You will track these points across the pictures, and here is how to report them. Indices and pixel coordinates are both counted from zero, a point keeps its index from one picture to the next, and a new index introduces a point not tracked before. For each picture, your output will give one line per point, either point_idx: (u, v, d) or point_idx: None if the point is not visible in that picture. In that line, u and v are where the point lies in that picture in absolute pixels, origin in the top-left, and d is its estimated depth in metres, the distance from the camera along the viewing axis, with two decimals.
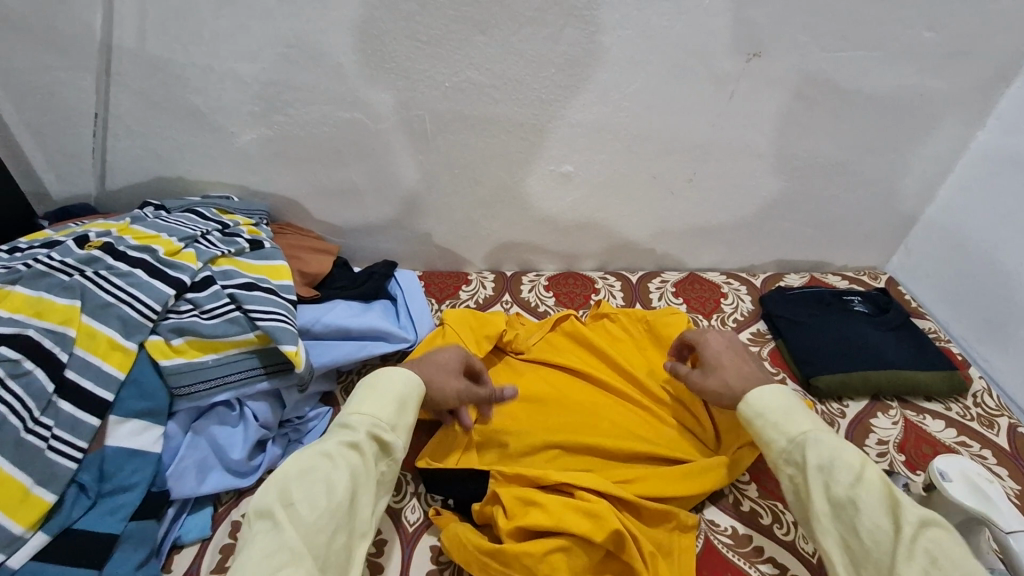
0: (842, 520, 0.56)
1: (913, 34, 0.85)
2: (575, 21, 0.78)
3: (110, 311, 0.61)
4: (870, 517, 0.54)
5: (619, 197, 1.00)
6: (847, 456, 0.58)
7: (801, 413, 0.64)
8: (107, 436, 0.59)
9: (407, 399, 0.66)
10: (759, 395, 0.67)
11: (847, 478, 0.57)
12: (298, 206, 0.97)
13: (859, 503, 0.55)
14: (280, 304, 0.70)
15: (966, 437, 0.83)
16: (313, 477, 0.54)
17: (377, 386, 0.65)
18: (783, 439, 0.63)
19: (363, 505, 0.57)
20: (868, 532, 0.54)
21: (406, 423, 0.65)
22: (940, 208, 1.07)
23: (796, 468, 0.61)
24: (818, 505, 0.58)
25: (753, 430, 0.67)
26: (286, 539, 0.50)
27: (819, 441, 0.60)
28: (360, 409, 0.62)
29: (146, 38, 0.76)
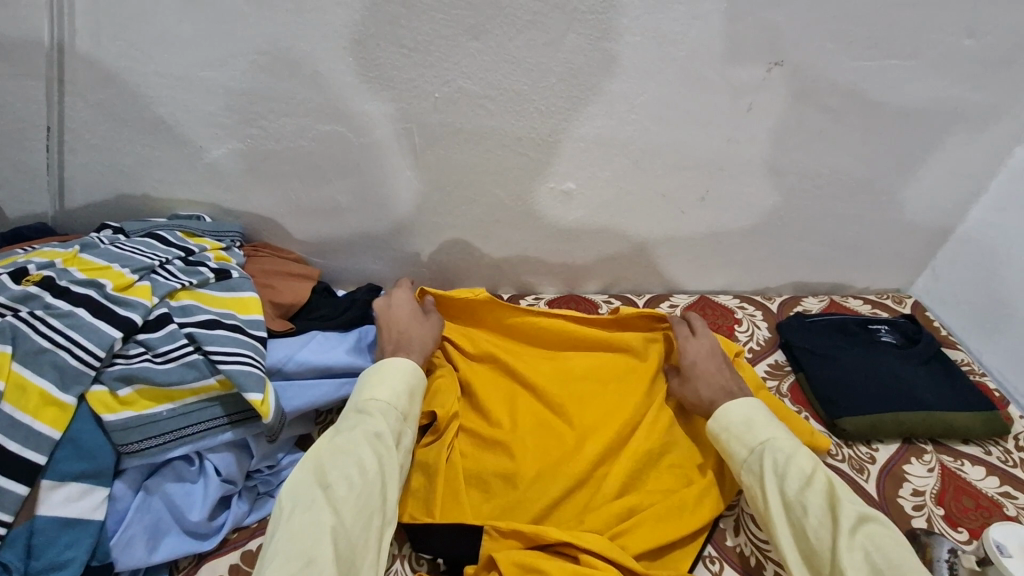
0: (793, 522, 0.59)
1: (951, 40, 0.77)
2: (579, 26, 0.70)
3: (44, 358, 0.53)
4: (817, 518, 0.57)
5: (626, 216, 0.93)
6: (800, 462, 0.61)
7: (762, 422, 0.67)
8: (38, 505, 0.52)
9: (416, 388, 0.67)
10: (726, 410, 0.68)
11: (796, 482, 0.60)
12: (276, 226, 0.89)
13: (807, 506, 0.58)
14: (246, 344, 0.62)
15: (1010, 488, 0.75)
16: (344, 461, 0.57)
17: (387, 373, 0.66)
18: (743, 449, 0.66)
19: (390, 495, 0.59)
20: (816, 535, 0.57)
21: (416, 410, 0.67)
22: (973, 228, 0.99)
23: (754, 477, 0.63)
24: (774, 510, 0.60)
25: (718, 443, 0.69)
26: (319, 518, 0.52)
27: (776, 449, 0.63)
28: (374, 396, 0.64)
29: (102, 44, 0.69)
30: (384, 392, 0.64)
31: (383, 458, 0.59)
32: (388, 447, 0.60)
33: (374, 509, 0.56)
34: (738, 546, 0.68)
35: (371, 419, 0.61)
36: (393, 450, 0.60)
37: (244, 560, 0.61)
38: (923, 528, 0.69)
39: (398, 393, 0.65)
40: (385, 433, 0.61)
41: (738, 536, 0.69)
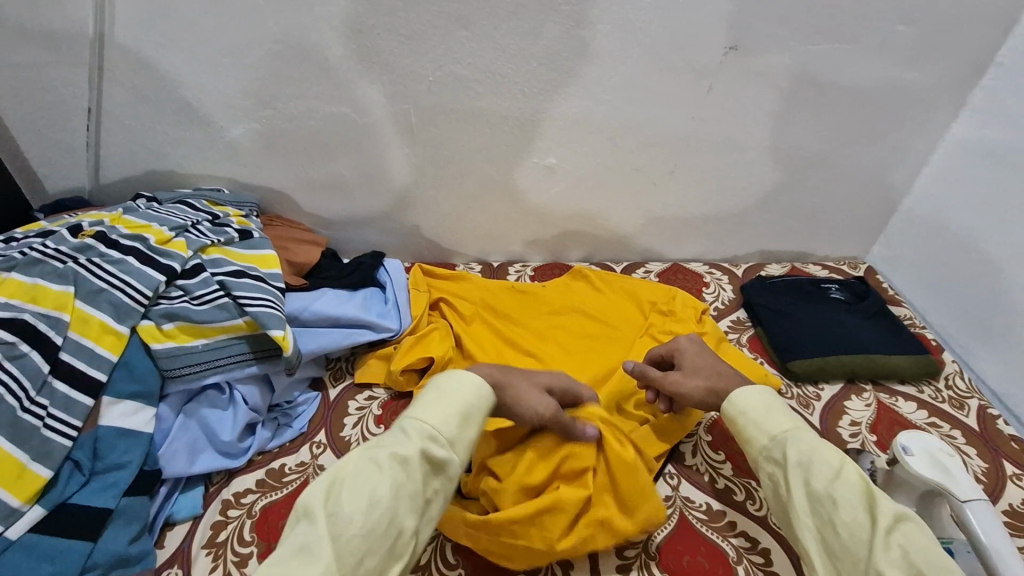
0: (819, 515, 0.57)
1: (886, 27, 0.87)
2: (555, 17, 0.80)
3: (102, 297, 0.64)
4: (848, 513, 0.55)
5: (602, 189, 1.03)
6: (826, 455, 0.60)
7: (781, 413, 0.67)
8: (101, 416, 0.62)
9: (471, 412, 0.61)
10: (743, 396, 0.70)
11: (825, 474, 0.59)
12: (287, 199, 0.99)
13: (837, 499, 0.57)
14: (268, 291, 0.72)
15: (937, 418, 0.85)
16: (358, 489, 0.53)
17: (443, 394, 0.62)
18: (764, 436, 0.66)
19: (408, 526, 0.53)
20: (846, 530, 0.55)
21: (467, 437, 0.60)
22: (918, 199, 1.10)
23: (775, 465, 0.63)
24: (797, 501, 0.59)
25: (735, 427, 0.69)
26: (315, 555, 0.48)
27: (799, 438, 0.63)
28: (423, 418, 0.59)
29: (138, 35, 0.79)
30: (432, 414, 0.59)
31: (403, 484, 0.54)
32: (412, 477, 0.55)
33: (377, 547, 0.51)
34: (695, 465, 0.78)
35: (406, 440, 0.57)
36: (416, 478, 0.55)
37: (269, 475, 0.71)
38: (856, 449, 0.80)
39: (448, 416, 0.60)
40: (415, 458, 0.56)
41: (696, 457, 0.79)
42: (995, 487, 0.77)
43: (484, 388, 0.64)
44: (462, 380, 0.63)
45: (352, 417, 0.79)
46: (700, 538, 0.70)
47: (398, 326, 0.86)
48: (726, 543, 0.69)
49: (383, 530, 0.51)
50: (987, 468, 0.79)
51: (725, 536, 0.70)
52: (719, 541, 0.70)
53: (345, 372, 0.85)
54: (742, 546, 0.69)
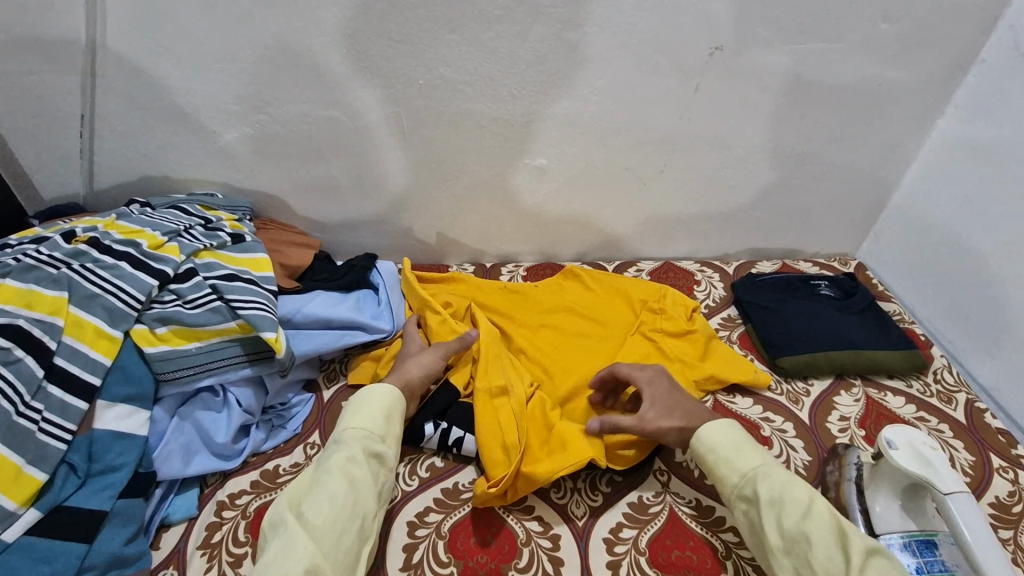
0: (795, 555, 0.59)
1: (869, 26, 0.88)
2: (542, 19, 0.81)
3: (96, 302, 0.65)
4: (824, 552, 0.57)
5: (593, 188, 1.04)
6: (795, 493, 0.62)
7: (749, 447, 0.68)
8: (95, 420, 0.63)
9: (393, 410, 0.71)
10: (711, 432, 0.70)
11: (797, 513, 0.60)
12: (280, 203, 1.00)
13: (812, 539, 0.58)
14: (260, 294, 0.73)
15: (925, 413, 0.86)
16: (318, 491, 0.61)
17: (365, 402, 0.71)
18: (734, 474, 0.66)
19: (369, 512, 0.62)
20: (823, 569, 0.56)
21: (395, 432, 0.70)
22: (906, 195, 1.11)
23: (747, 502, 0.64)
24: (772, 541, 0.61)
25: (705, 463, 0.70)
26: (299, 548, 0.56)
27: (769, 475, 0.64)
28: (353, 425, 0.68)
29: (129, 42, 0.79)
30: (361, 419, 0.69)
31: (354, 482, 0.63)
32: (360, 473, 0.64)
33: (348, 529, 0.60)
34: (685, 462, 0.79)
35: (346, 448, 0.66)
36: (365, 474, 0.64)
37: (263, 477, 0.72)
38: (844, 444, 0.81)
39: (375, 418, 0.69)
40: (358, 458, 0.65)
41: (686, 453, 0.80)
42: (981, 480, 0.78)
43: (395, 391, 0.72)
44: (375, 389, 0.72)
45: None
46: (690, 533, 0.71)
47: (390, 327, 0.87)
48: (715, 539, 0.70)
49: (349, 514, 0.61)
50: (975, 462, 0.80)
51: (715, 532, 0.71)
52: (709, 537, 0.70)
53: (339, 373, 0.86)
54: (732, 541, 0.70)
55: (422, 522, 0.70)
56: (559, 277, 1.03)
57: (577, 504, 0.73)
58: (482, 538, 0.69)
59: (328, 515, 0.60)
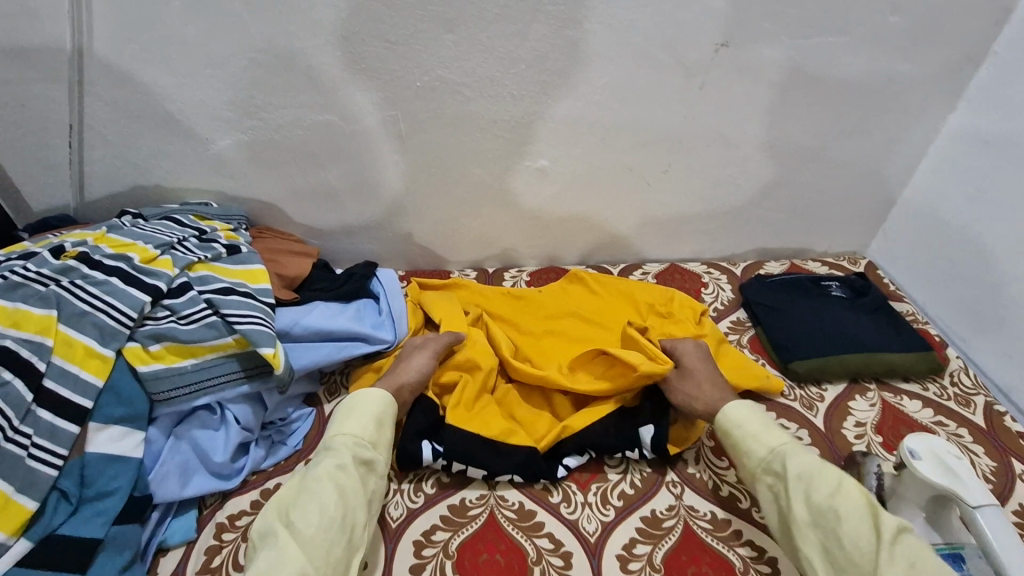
0: (822, 529, 0.60)
1: (878, 18, 0.86)
2: (542, 17, 0.79)
3: (86, 319, 0.62)
4: (851, 525, 0.59)
5: (597, 190, 1.01)
6: (825, 471, 0.64)
7: (775, 427, 0.70)
8: (87, 443, 0.60)
9: (384, 417, 0.69)
10: (737, 409, 0.72)
11: (826, 489, 0.62)
12: (276, 210, 0.97)
13: (840, 513, 0.60)
14: (257, 307, 0.71)
15: (943, 417, 0.84)
16: (308, 500, 0.59)
17: (356, 408, 0.69)
18: (763, 449, 0.68)
19: (359, 520, 0.60)
20: (852, 543, 0.58)
21: (386, 439, 0.68)
22: (916, 191, 1.08)
23: (774, 477, 0.66)
24: (799, 515, 0.62)
25: (731, 440, 0.71)
26: (289, 559, 0.54)
27: (797, 452, 0.66)
28: (343, 432, 0.67)
29: (118, 48, 0.77)
30: (352, 425, 0.67)
31: (346, 489, 0.61)
32: (352, 480, 0.62)
33: (339, 538, 0.58)
34: (698, 473, 0.76)
35: (336, 452, 0.64)
36: (356, 481, 0.62)
37: (264, 496, 0.69)
38: (862, 451, 0.78)
39: (365, 425, 0.67)
40: (350, 465, 0.63)
41: (699, 464, 0.77)
42: (1003, 488, 0.75)
43: (387, 395, 0.71)
44: (363, 397, 0.70)
45: None
46: (705, 548, 0.68)
47: (392, 337, 0.84)
48: (732, 553, 0.68)
49: (340, 524, 0.59)
50: (997, 467, 0.77)
51: (732, 546, 0.69)
52: (725, 552, 0.68)
53: (339, 386, 0.84)
54: (749, 556, 0.68)
55: (428, 542, 0.67)
56: (563, 281, 1.00)
57: (589, 520, 0.70)
58: (490, 556, 0.66)
59: (319, 525, 0.58)
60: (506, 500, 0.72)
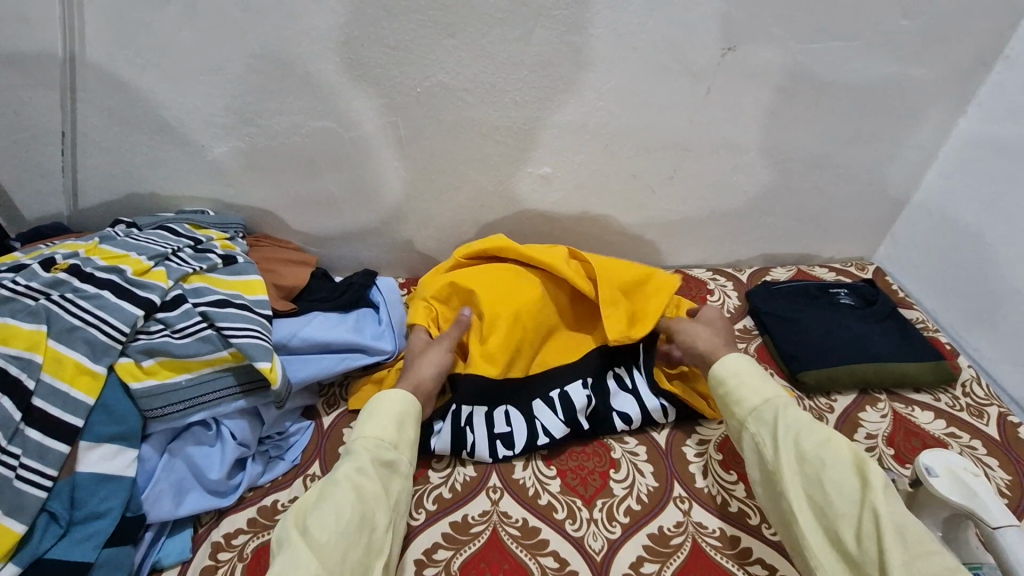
0: (808, 476, 0.61)
1: (889, 22, 0.84)
2: (545, 22, 0.77)
3: (76, 335, 0.61)
4: (837, 475, 0.59)
5: (600, 197, 0.99)
6: (815, 425, 0.64)
7: (767, 381, 0.70)
8: (78, 462, 0.59)
9: (406, 416, 0.67)
10: (732, 361, 0.73)
11: (815, 439, 0.62)
12: (274, 218, 0.96)
13: (826, 463, 0.61)
14: (253, 320, 0.69)
15: (956, 428, 0.82)
16: (325, 504, 0.57)
17: (377, 407, 0.67)
18: (755, 399, 0.68)
19: (379, 523, 0.58)
20: (836, 490, 0.59)
21: (408, 439, 0.66)
22: (926, 196, 1.06)
23: (763, 425, 0.66)
24: (787, 462, 0.62)
25: (723, 390, 0.72)
26: (304, 562, 0.52)
27: (790, 406, 0.66)
28: (365, 433, 0.65)
29: (110, 54, 0.75)
30: (372, 427, 0.65)
31: (363, 491, 0.59)
32: (371, 482, 0.60)
33: (356, 542, 0.56)
34: (706, 487, 0.75)
35: (357, 453, 0.62)
36: (376, 483, 0.60)
37: (261, 514, 0.68)
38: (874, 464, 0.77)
39: (386, 425, 0.65)
40: (368, 466, 0.61)
41: (707, 478, 0.75)
42: (1019, 502, 0.73)
43: (409, 395, 0.69)
44: (386, 397, 0.68)
45: None
46: (714, 567, 0.66)
47: (393, 347, 0.82)
48: (742, 572, 0.66)
49: (357, 528, 0.57)
50: (1012, 481, 0.75)
51: (741, 564, 0.67)
52: (735, 570, 0.66)
53: (339, 398, 0.82)
54: (760, 574, 0.66)
55: (430, 561, 0.66)
56: None
57: (595, 537, 0.69)
58: None
59: (336, 528, 0.56)
60: (510, 516, 0.71)
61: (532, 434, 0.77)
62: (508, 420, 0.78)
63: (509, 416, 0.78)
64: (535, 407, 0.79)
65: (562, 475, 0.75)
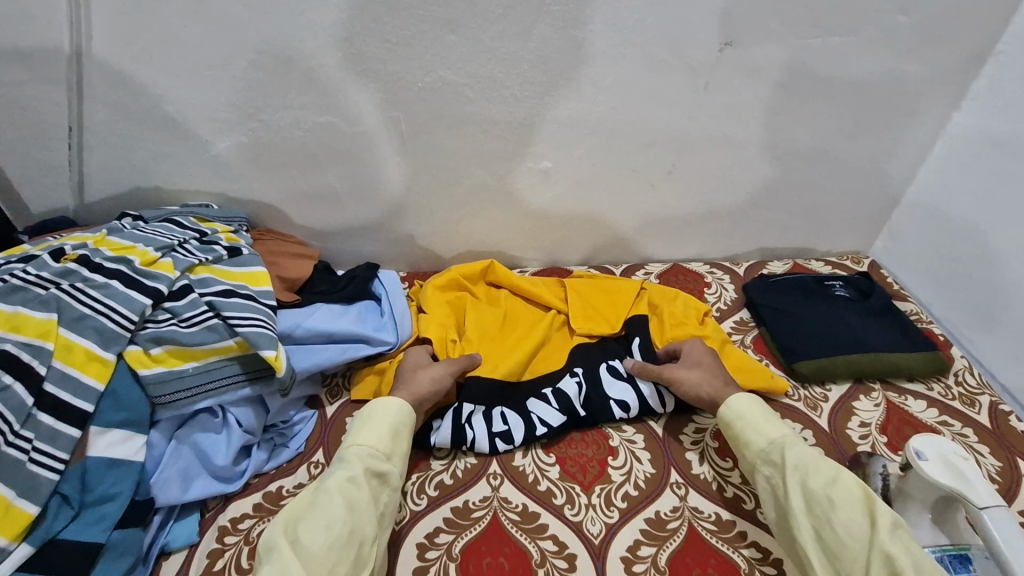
0: (817, 515, 0.61)
1: (883, 18, 0.85)
2: (545, 18, 0.78)
3: (86, 323, 0.62)
4: (847, 514, 0.59)
5: (599, 191, 1.01)
6: (823, 462, 0.65)
7: (774, 421, 0.71)
8: (89, 447, 0.60)
9: (401, 427, 0.68)
10: (737, 400, 0.74)
11: (823, 478, 0.63)
12: (277, 212, 0.97)
13: (836, 502, 0.61)
14: (258, 310, 0.70)
15: (948, 417, 0.83)
16: (316, 515, 0.58)
17: (372, 418, 0.68)
18: (762, 440, 0.69)
19: (366, 537, 0.59)
20: (846, 529, 0.59)
21: (401, 450, 0.68)
22: (921, 190, 1.08)
23: (773, 467, 0.67)
24: (796, 502, 0.63)
25: (731, 430, 0.73)
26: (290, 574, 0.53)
27: (796, 443, 0.67)
28: (358, 442, 0.66)
29: (115, 49, 0.76)
30: (367, 435, 0.66)
31: (354, 505, 0.60)
32: (362, 493, 0.61)
33: (344, 556, 0.56)
34: (702, 474, 0.76)
35: (349, 465, 0.63)
36: (368, 496, 0.61)
37: (266, 499, 0.69)
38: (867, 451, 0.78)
39: (381, 437, 0.66)
40: (360, 477, 0.62)
41: (703, 464, 0.77)
42: (1009, 488, 0.75)
43: (406, 405, 0.70)
44: (382, 408, 0.69)
45: None
46: (710, 550, 0.68)
47: (394, 339, 0.84)
48: (737, 555, 0.68)
49: (346, 541, 0.57)
50: (1002, 467, 0.77)
51: (736, 547, 0.68)
52: (730, 553, 0.68)
53: (341, 389, 0.83)
54: (754, 557, 0.68)
55: (432, 544, 0.67)
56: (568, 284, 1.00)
57: (593, 522, 0.70)
58: (494, 560, 0.66)
59: (324, 541, 0.56)
60: (510, 502, 0.72)
61: (530, 426, 0.78)
62: (505, 418, 0.79)
63: (505, 416, 0.79)
64: (530, 403, 0.81)
65: (562, 462, 0.77)
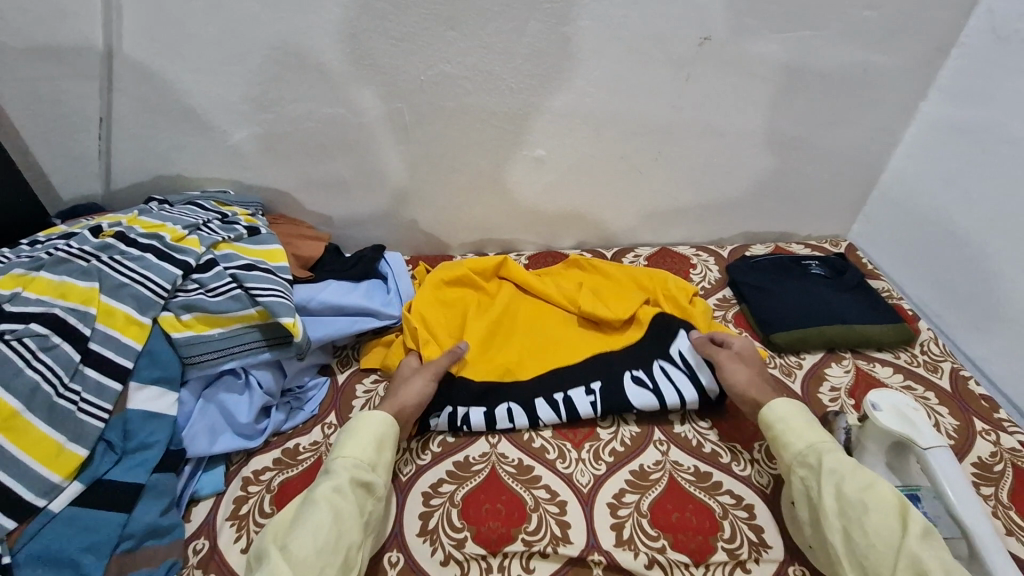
0: (848, 517, 0.62)
1: (851, 14, 0.92)
2: (537, 15, 0.85)
3: (124, 290, 0.69)
4: (878, 520, 0.60)
5: (591, 178, 1.08)
6: (859, 469, 0.65)
7: (813, 427, 0.71)
8: (129, 400, 0.67)
9: (385, 438, 0.71)
10: (780, 405, 0.73)
11: (858, 483, 0.63)
12: (289, 198, 1.04)
13: (868, 505, 0.61)
14: (276, 282, 0.77)
15: (912, 381, 0.90)
16: (302, 526, 0.61)
17: (357, 431, 0.71)
18: (800, 443, 0.70)
19: (353, 542, 0.61)
20: (878, 535, 0.60)
21: (385, 460, 0.70)
22: (894, 176, 1.14)
23: (808, 469, 0.67)
24: (828, 504, 0.64)
25: (769, 431, 0.73)
26: None
27: (833, 449, 0.67)
28: (344, 454, 0.68)
29: (143, 46, 0.83)
30: (351, 447, 0.69)
31: (339, 510, 0.62)
32: (348, 501, 0.63)
33: (332, 560, 0.59)
34: (684, 432, 0.83)
35: (336, 475, 0.66)
36: (354, 503, 0.64)
37: (285, 454, 0.76)
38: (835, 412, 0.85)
39: (366, 449, 0.69)
40: (346, 484, 0.65)
41: (684, 424, 0.84)
42: (964, 443, 0.82)
43: (388, 417, 0.72)
44: (369, 423, 0.72)
45: (361, 400, 0.84)
46: (689, 497, 0.75)
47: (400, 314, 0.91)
48: (713, 501, 0.75)
49: (332, 545, 0.60)
50: (959, 425, 0.84)
51: (712, 494, 0.75)
52: (707, 499, 0.75)
53: (351, 359, 0.90)
54: (728, 502, 0.74)
55: (436, 492, 0.74)
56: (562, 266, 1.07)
57: (582, 473, 0.77)
58: (492, 506, 0.73)
59: (312, 548, 0.59)
60: (507, 457, 0.79)
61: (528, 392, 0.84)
62: (510, 415, 0.81)
63: (511, 413, 0.82)
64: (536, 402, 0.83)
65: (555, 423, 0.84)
